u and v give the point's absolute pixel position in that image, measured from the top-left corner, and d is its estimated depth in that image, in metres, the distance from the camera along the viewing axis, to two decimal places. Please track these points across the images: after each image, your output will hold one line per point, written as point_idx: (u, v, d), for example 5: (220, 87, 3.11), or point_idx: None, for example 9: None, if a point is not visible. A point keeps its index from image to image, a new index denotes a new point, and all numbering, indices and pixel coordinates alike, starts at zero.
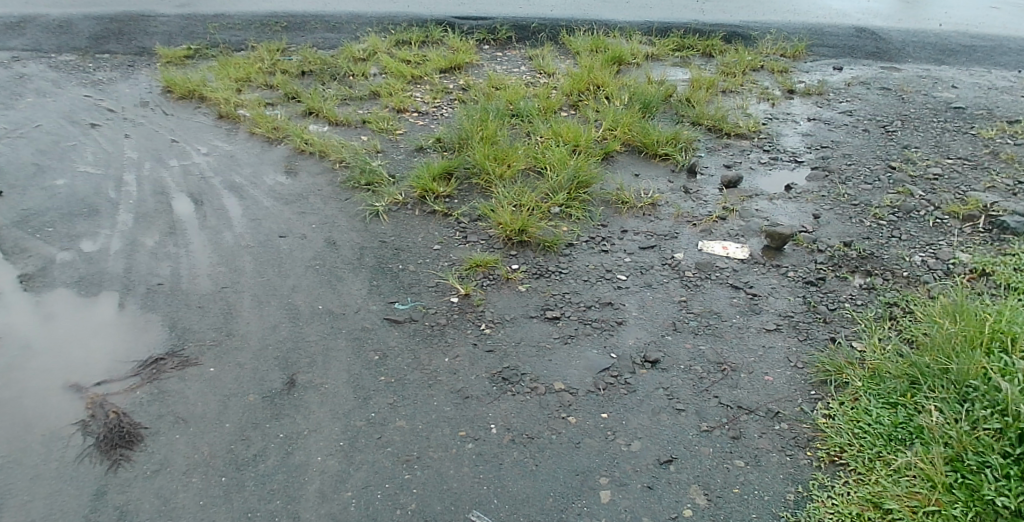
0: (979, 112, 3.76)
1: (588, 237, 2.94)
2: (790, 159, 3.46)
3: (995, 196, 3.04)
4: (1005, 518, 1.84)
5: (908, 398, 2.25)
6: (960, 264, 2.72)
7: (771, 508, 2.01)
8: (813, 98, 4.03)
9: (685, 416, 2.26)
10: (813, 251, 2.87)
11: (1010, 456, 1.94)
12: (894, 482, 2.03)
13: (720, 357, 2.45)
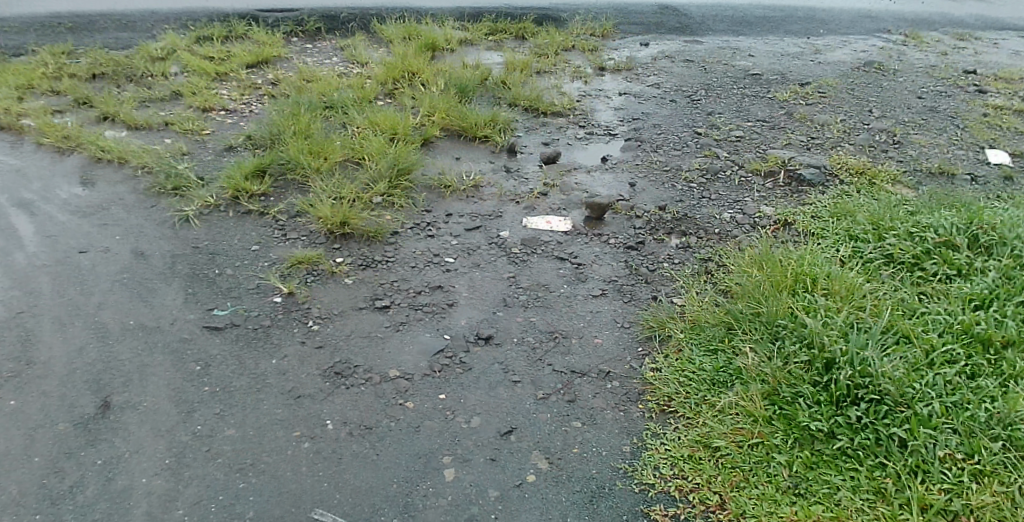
0: (773, 77, 4.14)
1: (413, 223, 2.95)
2: (605, 133, 3.64)
3: (792, 151, 3.37)
4: (820, 439, 2.13)
5: (725, 343, 2.46)
6: (765, 217, 2.99)
7: (610, 462, 2.14)
8: (623, 74, 4.25)
9: (521, 387, 2.34)
10: (631, 218, 3.03)
11: (819, 384, 2.24)
12: (720, 421, 2.24)
13: (551, 326, 2.55)
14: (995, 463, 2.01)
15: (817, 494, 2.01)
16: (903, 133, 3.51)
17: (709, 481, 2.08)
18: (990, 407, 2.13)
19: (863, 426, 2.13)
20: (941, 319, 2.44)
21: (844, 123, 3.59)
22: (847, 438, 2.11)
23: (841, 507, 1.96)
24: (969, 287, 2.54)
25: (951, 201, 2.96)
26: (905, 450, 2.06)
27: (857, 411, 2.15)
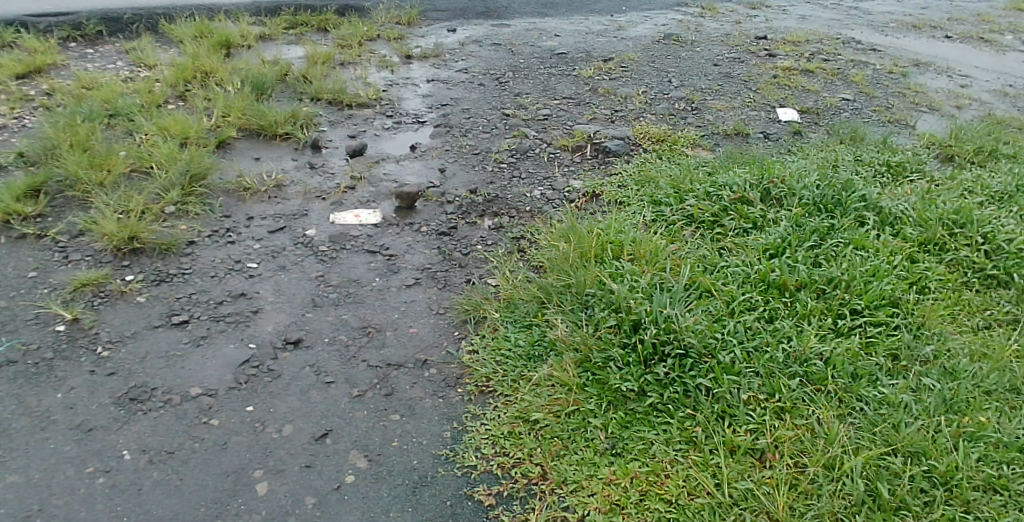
0: (578, 55, 4.36)
1: (211, 230, 2.83)
2: (413, 121, 3.64)
3: (597, 125, 3.53)
4: (632, 399, 2.22)
5: (539, 317, 2.51)
6: (574, 191, 3.09)
7: (431, 450, 2.13)
8: (430, 60, 4.28)
9: (335, 387, 2.29)
10: (442, 204, 3.04)
11: (628, 345, 2.33)
12: (537, 395, 2.28)
13: (363, 321, 2.52)
14: (794, 399, 2.21)
15: (634, 451, 2.10)
16: (700, 99, 3.80)
17: (530, 454, 2.11)
18: (786, 346, 2.32)
19: (671, 381, 2.24)
20: (739, 270, 2.57)
21: (645, 94, 3.83)
22: (658, 394, 2.23)
23: (656, 461, 2.07)
24: (764, 238, 2.69)
25: (745, 158, 3.16)
26: (713, 398, 2.21)
27: (665, 368, 2.26)
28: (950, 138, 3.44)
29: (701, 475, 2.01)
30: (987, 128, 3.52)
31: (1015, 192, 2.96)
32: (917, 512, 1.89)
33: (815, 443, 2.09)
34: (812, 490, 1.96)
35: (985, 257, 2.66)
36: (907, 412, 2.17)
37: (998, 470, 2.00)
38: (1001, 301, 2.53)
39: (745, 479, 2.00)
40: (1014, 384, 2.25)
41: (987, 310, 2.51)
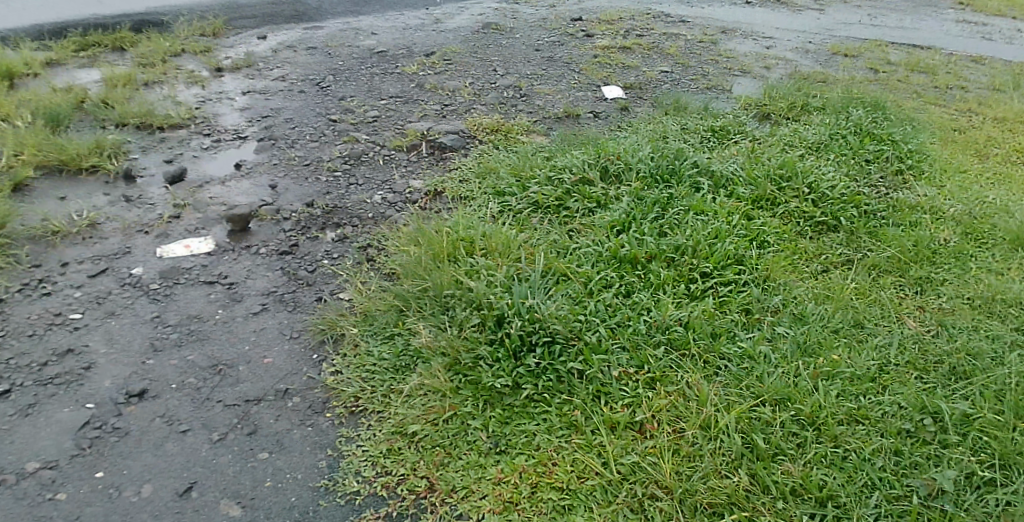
0: (398, 52, 4.32)
1: (19, 284, 2.52)
2: (234, 137, 3.44)
3: (428, 122, 3.48)
4: (508, 394, 2.20)
5: (400, 326, 2.41)
6: (416, 192, 3.01)
7: (308, 483, 1.98)
8: (243, 71, 4.08)
9: (192, 434, 2.09)
10: (279, 222, 2.88)
11: (495, 341, 2.29)
12: (410, 406, 2.19)
13: (212, 359, 2.32)
14: (663, 367, 2.26)
15: (517, 446, 2.07)
16: (527, 86, 3.85)
17: (415, 468, 2.02)
18: (647, 318, 2.37)
19: (543, 369, 2.24)
20: (591, 250, 2.57)
21: (472, 86, 3.83)
22: (532, 385, 2.22)
23: (542, 451, 2.05)
24: (609, 215, 2.71)
25: (580, 139, 3.20)
26: (586, 380, 2.24)
27: (535, 358, 2.25)
28: (764, 98, 3.65)
29: (587, 457, 2.02)
30: (794, 85, 3.78)
31: (829, 141, 3.18)
32: (793, 455, 2.00)
33: (689, 405, 2.14)
34: (694, 452, 2.02)
35: (813, 205, 2.82)
36: (767, 361, 2.27)
37: (856, 402, 2.15)
38: (833, 245, 2.70)
39: (630, 453, 2.03)
40: (856, 319, 2.41)
41: (822, 255, 2.67)
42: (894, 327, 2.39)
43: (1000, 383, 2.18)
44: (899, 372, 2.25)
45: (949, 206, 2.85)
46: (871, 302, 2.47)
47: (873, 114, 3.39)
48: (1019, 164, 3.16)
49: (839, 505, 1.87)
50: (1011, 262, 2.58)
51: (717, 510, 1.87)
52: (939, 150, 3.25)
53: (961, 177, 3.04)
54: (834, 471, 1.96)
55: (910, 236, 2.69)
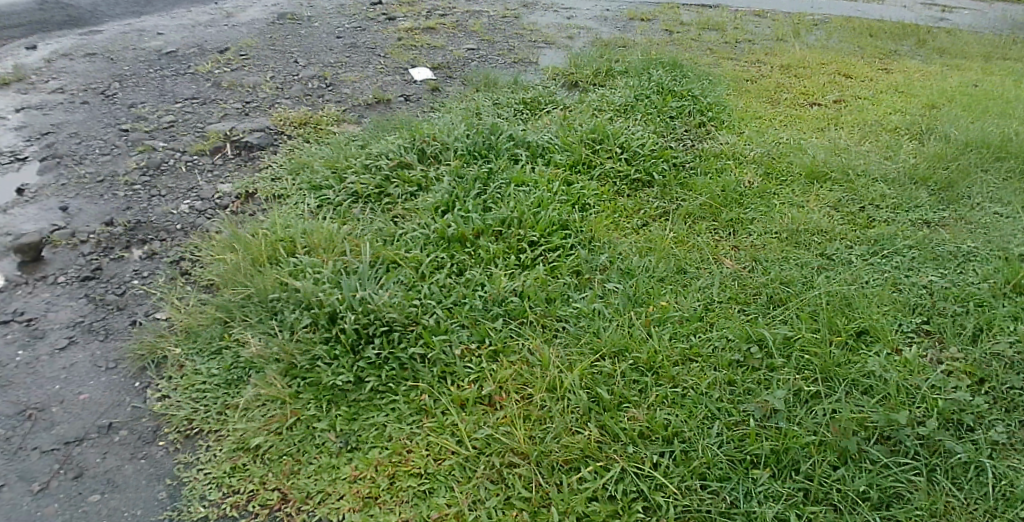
0: (190, 51, 4.01)
1: None
2: (11, 159, 3.05)
3: (231, 122, 3.30)
4: (352, 390, 2.16)
5: (227, 339, 2.30)
6: (226, 196, 2.87)
7: (150, 517, 1.85)
8: (13, 86, 3.59)
9: (8, 490, 1.90)
10: (74, 247, 2.66)
11: (330, 339, 2.24)
12: (249, 419, 2.09)
13: (18, 406, 2.12)
14: (503, 338, 2.31)
15: (368, 440, 2.05)
16: (332, 75, 3.75)
17: (263, 482, 1.93)
18: (482, 293, 2.39)
19: (385, 359, 2.22)
20: (418, 234, 2.55)
21: (274, 80, 3.66)
22: (375, 376, 2.19)
23: (394, 441, 2.04)
24: (432, 197, 2.68)
25: (394, 124, 3.15)
26: (429, 363, 2.23)
27: (374, 349, 2.23)
28: (571, 67, 3.74)
29: (441, 439, 2.04)
30: (597, 52, 3.90)
31: (635, 103, 3.33)
32: (637, 401, 2.13)
33: (534, 372, 2.21)
34: (543, 415, 2.09)
35: (626, 165, 2.94)
36: (602, 317, 2.36)
37: (687, 342, 2.29)
38: (649, 199, 2.82)
39: (482, 427, 2.08)
40: (678, 266, 2.54)
41: (641, 210, 2.78)
42: (713, 268, 2.53)
43: (811, 305, 2.38)
44: (723, 308, 2.39)
45: (749, 150, 3.07)
46: (689, 248, 2.61)
47: (673, 73, 3.57)
48: (805, 105, 3.45)
49: (684, 440, 2.02)
50: (808, 195, 2.81)
51: (572, 464, 1.96)
52: (735, 100, 3.48)
53: (757, 123, 3.27)
54: (675, 410, 2.10)
55: (717, 183, 2.86)
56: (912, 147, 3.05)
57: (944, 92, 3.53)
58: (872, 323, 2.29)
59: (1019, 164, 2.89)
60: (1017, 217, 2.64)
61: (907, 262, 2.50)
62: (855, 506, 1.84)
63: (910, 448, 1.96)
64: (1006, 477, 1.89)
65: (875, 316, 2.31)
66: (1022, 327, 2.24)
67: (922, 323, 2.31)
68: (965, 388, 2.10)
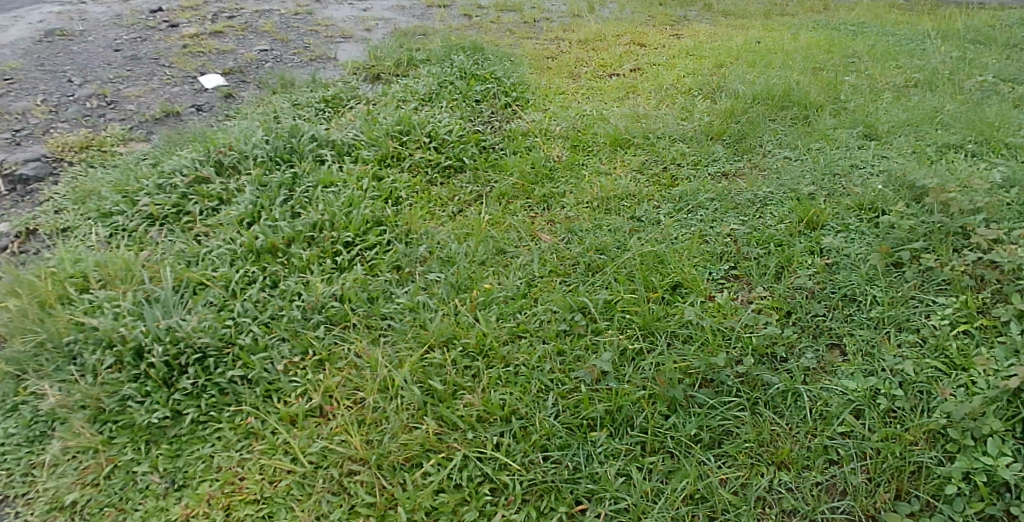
0: None
1: None
2: None
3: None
4: (172, 425, 2.02)
5: (21, 393, 2.07)
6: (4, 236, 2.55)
7: None
8: None
9: None
10: None
11: (139, 377, 2.08)
12: (60, 476, 1.90)
13: None
14: (328, 346, 2.23)
15: (197, 475, 1.92)
16: (113, 91, 3.45)
17: None
18: (299, 303, 2.29)
19: (202, 387, 2.09)
20: (224, 250, 2.41)
21: (47, 103, 3.32)
22: (195, 407, 2.06)
23: (224, 471, 1.93)
24: (235, 210, 2.53)
25: (186, 138, 2.95)
26: (252, 383, 2.13)
27: (189, 379, 2.09)
28: (371, 60, 3.63)
29: (273, 460, 1.95)
30: (396, 43, 3.83)
31: (440, 90, 3.26)
32: (471, 387, 2.11)
33: (364, 375, 2.15)
34: (378, 417, 2.06)
35: (436, 152, 2.88)
36: (427, 309, 2.29)
37: (514, 320, 2.26)
38: (463, 185, 2.77)
39: (315, 440, 2.01)
40: (498, 247, 2.49)
41: (456, 197, 2.73)
42: (531, 245, 2.51)
43: (626, 267, 2.41)
44: (545, 282, 2.37)
45: (555, 125, 3.13)
46: (506, 228, 2.59)
47: (474, 57, 3.57)
48: (605, 77, 3.58)
49: (522, 417, 2.05)
50: (615, 162, 2.91)
51: (414, 461, 1.96)
52: (538, 77, 3.54)
53: (561, 98, 3.35)
54: (510, 389, 2.10)
55: (527, 160, 2.89)
56: (705, 106, 3.23)
57: (730, 51, 3.77)
58: (684, 276, 2.36)
59: (801, 111, 3.13)
60: (804, 158, 2.85)
61: (710, 215, 2.61)
62: (690, 449, 1.98)
63: (733, 387, 2.09)
64: (820, 398, 2.06)
65: (686, 269, 2.38)
66: (818, 260, 2.39)
67: (730, 269, 2.40)
68: (774, 323, 2.22)
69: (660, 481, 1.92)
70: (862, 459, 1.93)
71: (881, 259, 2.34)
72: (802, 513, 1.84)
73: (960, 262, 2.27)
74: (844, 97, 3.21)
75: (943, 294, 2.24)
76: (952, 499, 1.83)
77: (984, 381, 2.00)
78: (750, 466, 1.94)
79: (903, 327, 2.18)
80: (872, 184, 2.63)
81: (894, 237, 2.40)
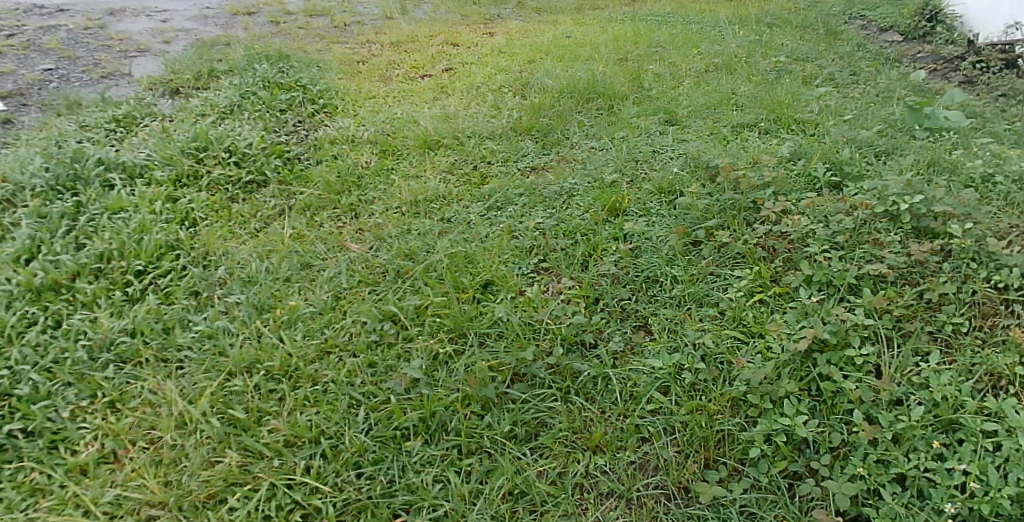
0: None
1: None
2: None
3: None
4: None
5: None
6: None
7: None
8: None
9: None
10: None
11: None
12: None
13: None
14: (118, 386, 2.04)
15: None
16: None
17: None
18: (84, 342, 2.10)
19: None
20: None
21: None
22: None
23: None
24: (9, 247, 2.31)
25: None
26: (34, 436, 1.91)
27: None
28: (169, 74, 3.48)
29: (62, 517, 1.74)
30: (195, 55, 3.73)
31: (242, 101, 3.18)
32: (276, 411, 1.99)
33: (159, 412, 1.98)
34: (176, 455, 1.88)
35: (237, 168, 2.78)
36: (228, 333, 2.18)
37: (322, 336, 2.17)
38: (266, 200, 2.68)
39: (109, 489, 1.81)
40: (303, 261, 2.41)
41: (258, 212, 2.64)
42: (338, 256, 2.44)
43: (435, 270, 2.39)
44: (353, 293, 2.31)
45: (363, 132, 3.10)
46: (309, 241, 2.51)
47: (278, 64, 3.55)
48: (416, 79, 3.66)
49: (331, 436, 1.95)
50: (425, 163, 2.89)
51: (218, 498, 1.80)
52: (347, 83, 3.54)
53: (371, 103, 3.35)
54: (317, 409, 2.00)
55: (333, 169, 2.83)
56: (514, 103, 3.32)
57: (541, 47, 4.01)
58: (494, 274, 2.35)
59: (606, 102, 3.30)
60: (608, 147, 2.98)
61: (520, 210, 2.63)
62: (505, 446, 1.95)
63: (545, 379, 2.08)
64: (629, 379, 2.09)
65: (496, 267, 2.37)
66: (622, 245, 2.45)
67: (539, 262, 2.43)
68: (582, 311, 2.24)
69: (477, 482, 1.87)
70: (670, 434, 1.97)
71: (680, 240, 2.44)
72: (619, 493, 1.85)
73: (752, 236, 2.41)
74: (648, 84, 3.48)
75: (739, 267, 2.35)
76: (756, 462, 1.89)
77: (779, 345, 2.08)
78: (566, 455, 1.93)
79: (703, 302, 2.27)
80: (670, 167, 2.79)
81: (691, 217, 2.52)
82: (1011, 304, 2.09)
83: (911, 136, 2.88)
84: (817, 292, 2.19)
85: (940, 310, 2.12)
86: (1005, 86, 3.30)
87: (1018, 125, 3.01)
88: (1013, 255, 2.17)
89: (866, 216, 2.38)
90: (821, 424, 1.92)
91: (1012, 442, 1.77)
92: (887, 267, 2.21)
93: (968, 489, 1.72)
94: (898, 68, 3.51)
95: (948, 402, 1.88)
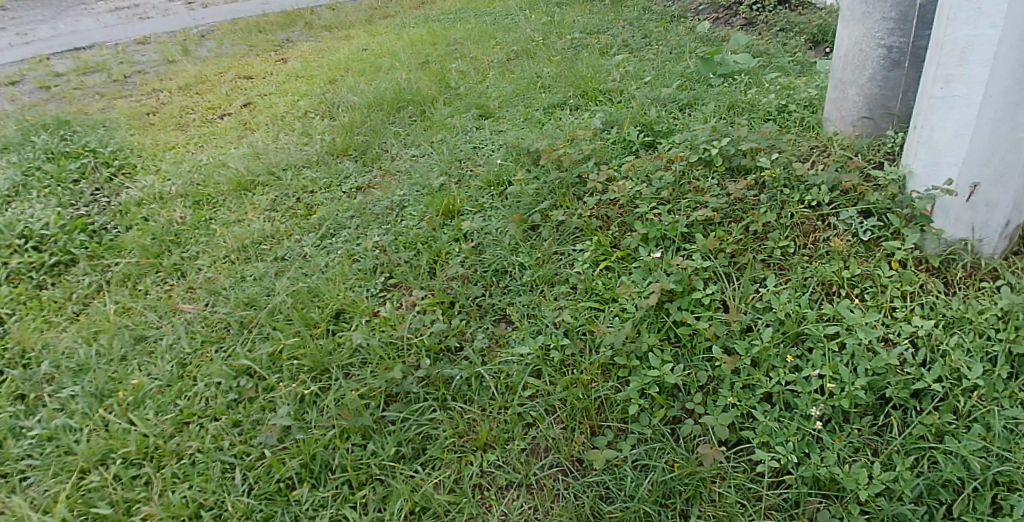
0: None
1: None
2: None
3: None
4: None
5: None
6: None
7: None
8: None
9: None
10: None
11: None
12: None
13: None
14: None
15: None
16: None
17: None
18: None
19: None
20: None
21: None
22: None
23: None
24: None
25: None
26: None
27: None
28: None
29: None
30: None
31: (25, 179, 3.02)
32: (146, 497, 1.83)
33: None
34: None
35: (36, 253, 2.63)
36: (70, 430, 2.01)
37: (175, 408, 2.05)
38: (77, 280, 2.57)
39: None
40: (136, 335, 2.31)
41: (73, 294, 2.51)
42: (173, 321, 2.36)
43: (281, 312, 2.36)
44: (198, 357, 2.23)
45: (170, 186, 3.05)
46: (137, 312, 2.41)
47: (59, 133, 3.39)
48: (215, 120, 3.70)
49: (212, 507, 1.82)
50: (244, 206, 2.90)
51: None
52: (141, 138, 3.47)
53: (172, 154, 3.33)
54: (189, 483, 1.86)
55: (146, 233, 2.75)
56: (325, 126, 3.45)
57: (340, 66, 4.19)
58: (344, 302, 2.35)
59: (417, 108, 3.51)
60: (428, 152, 3.13)
61: (355, 233, 2.68)
62: (395, 469, 1.89)
63: (420, 393, 2.06)
64: (501, 372, 2.10)
65: (344, 294, 2.38)
66: (463, 245, 2.54)
67: (386, 280, 2.46)
68: (440, 318, 2.26)
69: (376, 511, 1.81)
70: (554, 413, 1.98)
71: (518, 228, 2.55)
72: (518, 482, 1.84)
73: (585, 209, 2.54)
74: (453, 82, 3.73)
75: (579, 241, 2.46)
76: (638, 417, 1.92)
77: (632, 304, 2.16)
78: (458, 460, 1.91)
79: (554, 281, 2.35)
80: (493, 160, 2.95)
81: (523, 205, 2.65)
82: (827, 219, 2.26)
83: (708, 85, 3.22)
84: (655, 248, 2.31)
85: (767, 238, 2.26)
86: (780, 22, 3.84)
87: (798, 55, 3.42)
88: (818, 175, 2.36)
89: (683, 167, 2.56)
90: (687, 367, 1.99)
91: (854, 338, 1.91)
92: (712, 210, 2.36)
93: (828, 391, 1.83)
94: (683, 24, 4.09)
95: (792, 318, 2.00)
